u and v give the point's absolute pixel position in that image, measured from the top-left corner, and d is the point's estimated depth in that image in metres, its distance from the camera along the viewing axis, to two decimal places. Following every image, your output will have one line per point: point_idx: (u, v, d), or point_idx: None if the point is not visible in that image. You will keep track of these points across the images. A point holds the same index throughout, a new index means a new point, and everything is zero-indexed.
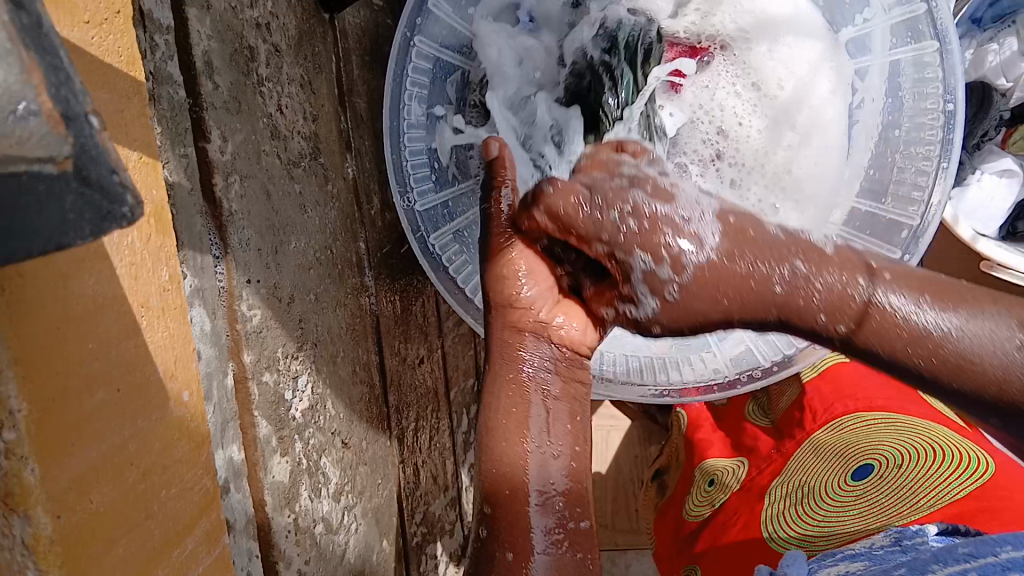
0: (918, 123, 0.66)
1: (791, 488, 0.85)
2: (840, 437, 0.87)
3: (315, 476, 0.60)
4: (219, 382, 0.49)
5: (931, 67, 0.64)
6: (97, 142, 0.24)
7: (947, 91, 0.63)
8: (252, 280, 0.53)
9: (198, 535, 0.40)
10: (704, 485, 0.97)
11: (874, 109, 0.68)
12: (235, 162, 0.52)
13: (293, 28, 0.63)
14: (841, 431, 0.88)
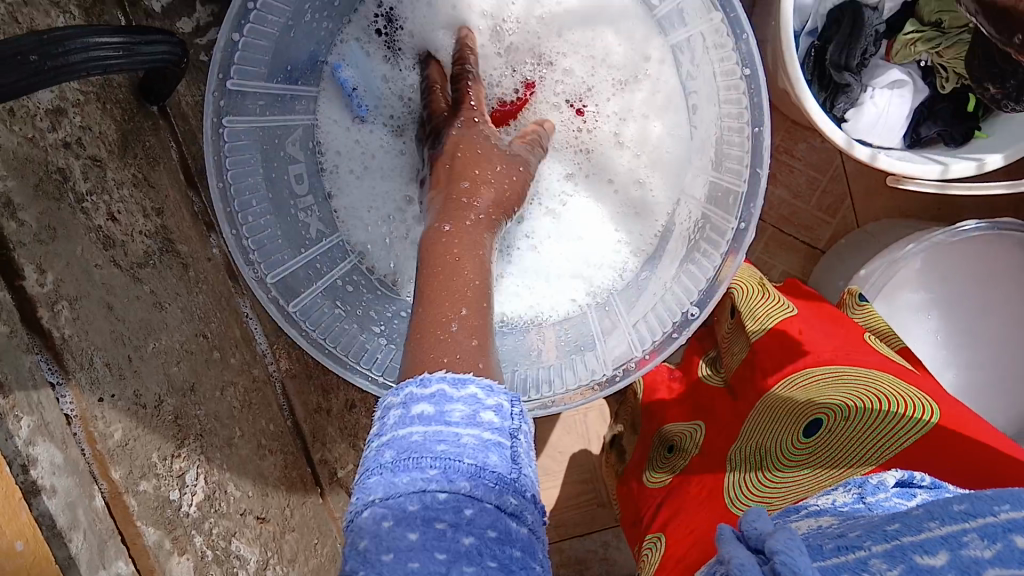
0: (727, 90, 0.65)
1: (747, 455, 0.73)
2: (791, 393, 0.74)
3: (227, 563, 0.61)
4: (86, 507, 0.50)
5: (725, 38, 0.62)
6: None
7: (743, 60, 0.62)
8: (105, 397, 0.53)
9: None
10: (663, 452, 0.84)
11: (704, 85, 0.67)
12: (61, 288, 0.52)
13: (112, 132, 0.63)
14: (789, 389, 0.75)
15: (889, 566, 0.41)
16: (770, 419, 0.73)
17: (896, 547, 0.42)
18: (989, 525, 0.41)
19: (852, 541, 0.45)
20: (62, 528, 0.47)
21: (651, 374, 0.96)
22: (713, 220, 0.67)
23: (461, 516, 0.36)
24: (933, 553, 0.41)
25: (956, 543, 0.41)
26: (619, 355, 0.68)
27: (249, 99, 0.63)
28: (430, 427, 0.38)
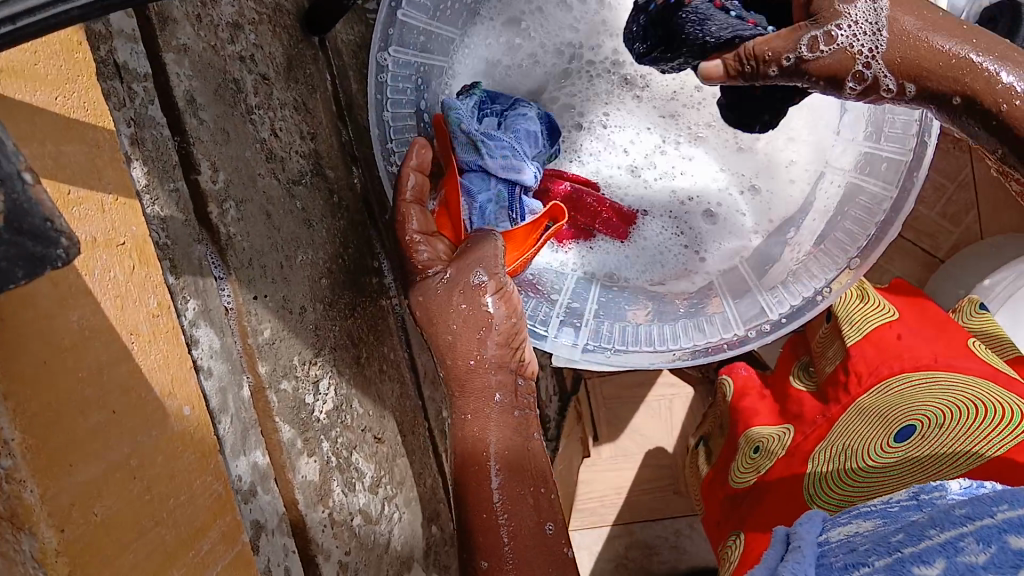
0: None
1: (832, 454, 0.71)
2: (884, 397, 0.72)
3: (347, 472, 0.64)
4: (235, 394, 0.53)
5: None
6: (29, 197, 0.28)
7: None
8: (258, 296, 0.56)
9: (214, 534, 0.43)
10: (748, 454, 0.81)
11: None
12: (230, 189, 0.56)
13: (280, 55, 0.66)
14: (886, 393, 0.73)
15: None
16: (861, 418, 0.71)
17: (899, 560, 0.45)
18: (989, 528, 0.42)
19: (862, 560, 0.49)
20: (214, 408, 0.51)
21: (744, 378, 0.93)
22: (867, 190, 0.68)
23: None
24: (931, 563, 0.43)
25: (954, 551, 0.42)
26: (750, 317, 0.71)
27: (413, 34, 0.66)
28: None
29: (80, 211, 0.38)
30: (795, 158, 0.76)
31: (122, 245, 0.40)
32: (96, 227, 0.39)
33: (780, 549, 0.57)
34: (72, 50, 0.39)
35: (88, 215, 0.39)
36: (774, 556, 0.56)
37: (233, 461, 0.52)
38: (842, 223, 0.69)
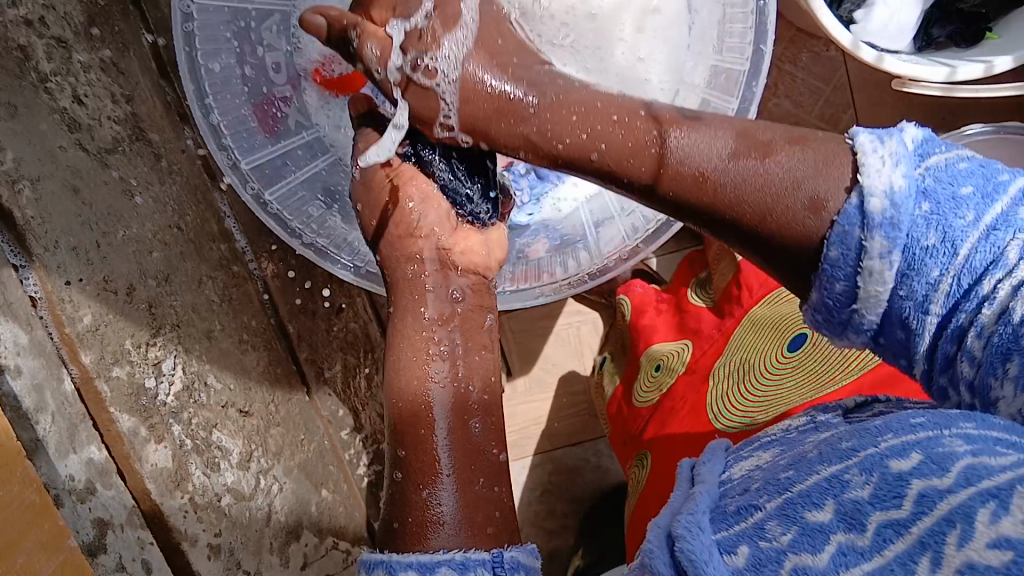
0: None
1: (731, 368, 0.72)
2: (776, 309, 0.73)
3: (208, 452, 0.61)
4: (55, 390, 0.49)
5: None
6: None
7: None
8: (71, 282, 0.52)
9: (33, 539, 0.41)
10: (650, 371, 0.81)
11: None
12: (22, 167, 0.50)
13: (77, 12, 0.60)
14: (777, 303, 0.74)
15: (785, 529, 0.35)
16: (760, 324, 0.73)
17: (790, 501, 0.37)
18: (872, 457, 0.35)
19: (753, 500, 0.39)
20: (27, 410, 0.46)
21: (641, 295, 0.92)
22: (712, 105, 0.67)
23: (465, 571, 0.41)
24: (822, 507, 0.35)
25: (841, 489, 0.35)
26: (609, 248, 0.73)
27: None
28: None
29: None
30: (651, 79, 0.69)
31: None
32: None
33: (681, 489, 0.45)
34: None
35: None
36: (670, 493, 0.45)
37: (62, 462, 0.48)
38: None
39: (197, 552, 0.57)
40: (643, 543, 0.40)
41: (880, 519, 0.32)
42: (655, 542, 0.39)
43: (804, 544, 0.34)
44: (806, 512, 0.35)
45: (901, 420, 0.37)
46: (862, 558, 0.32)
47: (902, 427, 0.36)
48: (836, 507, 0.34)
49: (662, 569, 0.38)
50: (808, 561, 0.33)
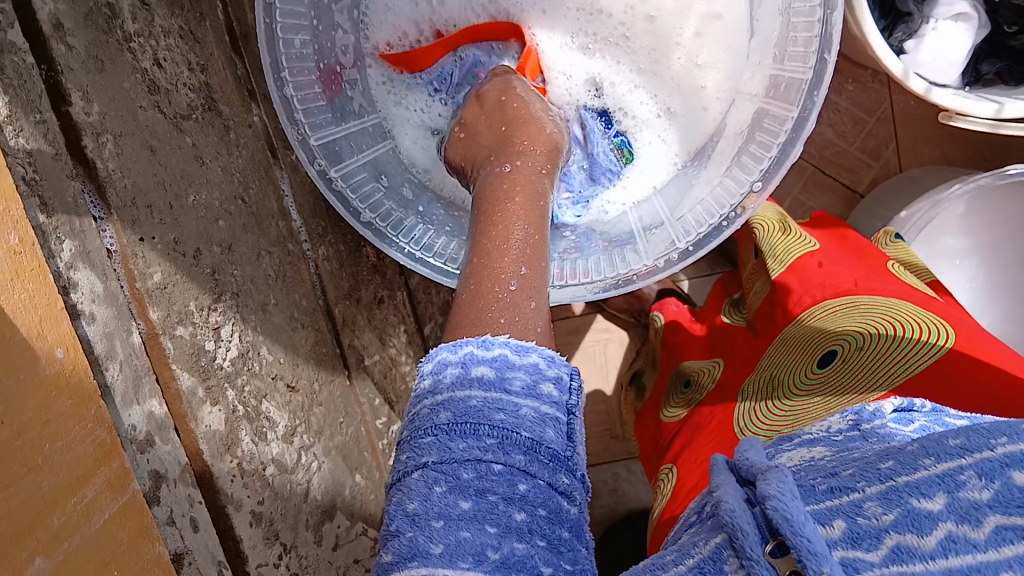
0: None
1: (760, 386, 0.72)
2: (808, 325, 0.71)
3: (257, 421, 0.61)
4: (124, 341, 0.50)
5: None
6: None
7: None
8: (144, 238, 0.53)
9: (100, 480, 0.41)
10: (681, 387, 0.82)
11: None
12: (105, 121, 0.52)
13: None
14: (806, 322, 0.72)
15: (885, 511, 0.39)
16: (790, 345, 0.71)
17: (892, 489, 0.40)
18: (988, 462, 0.39)
19: (846, 483, 0.42)
20: (98, 356, 0.47)
21: (675, 313, 0.94)
22: (771, 113, 0.68)
23: (534, 398, 0.37)
24: (931, 498, 0.39)
25: (953, 485, 0.39)
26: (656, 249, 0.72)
27: None
28: (489, 397, 0.36)
29: None
30: (707, 86, 0.73)
31: None
32: None
33: (728, 458, 0.46)
34: None
35: None
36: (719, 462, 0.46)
37: (126, 411, 0.49)
38: (747, 152, 0.69)
39: (241, 517, 0.58)
40: (720, 503, 0.42)
41: (1000, 521, 0.37)
42: (739, 504, 0.41)
43: (908, 526, 0.38)
44: (910, 503, 0.39)
45: (994, 427, 0.40)
46: (973, 549, 0.37)
47: (1009, 435, 0.39)
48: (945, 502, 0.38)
49: (745, 527, 0.40)
50: (912, 542, 0.38)
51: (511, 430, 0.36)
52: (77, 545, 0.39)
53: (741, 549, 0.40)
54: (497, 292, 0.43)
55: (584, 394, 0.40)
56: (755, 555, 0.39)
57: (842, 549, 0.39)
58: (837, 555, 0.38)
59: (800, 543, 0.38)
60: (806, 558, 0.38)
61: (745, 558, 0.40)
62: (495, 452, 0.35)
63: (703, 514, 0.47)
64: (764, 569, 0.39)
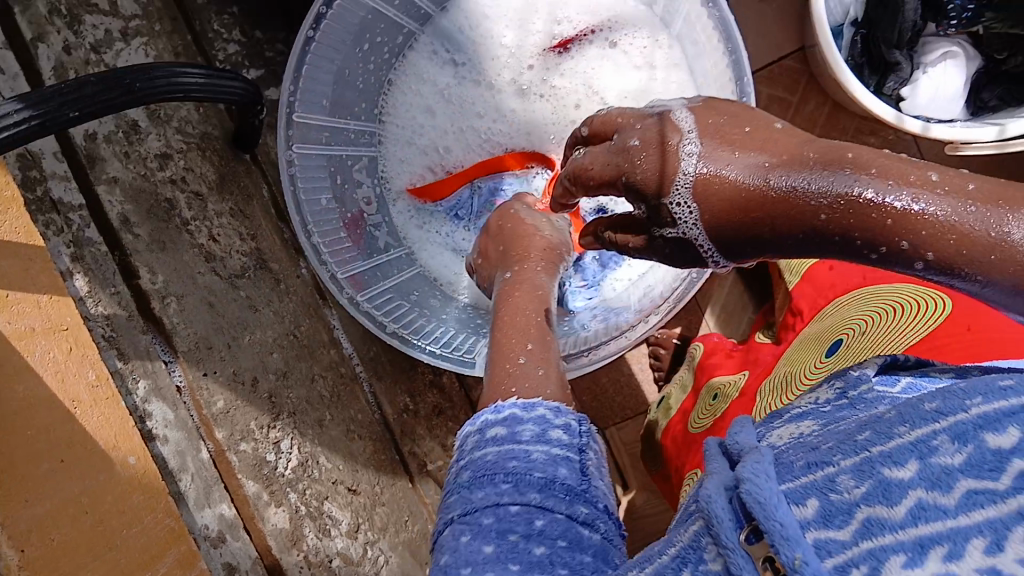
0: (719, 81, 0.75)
1: (776, 382, 0.70)
2: (825, 323, 0.72)
3: (320, 519, 0.71)
4: (194, 456, 0.62)
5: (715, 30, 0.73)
6: None
7: (731, 51, 0.72)
8: (208, 373, 0.66)
9: (169, 559, 0.52)
10: (707, 400, 0.81)
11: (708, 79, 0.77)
12: (169, 287, 0.66)
13: (212, 173, 0.78)
14: (825, 319, 0.74)
15: (859, 483, 0.31)
16: (803, 344, 0.73)
17: (867, 459, 0.32)
18: (964, 423, 0.30)
19: (822, 456, 0.34)
20: (172, 468, 0.59)
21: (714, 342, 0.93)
22: None
23: (543, 445, 0.43)
24: (903, 465, 0.31)
25: (928, 449, 0.31)
26: (643, 312, 0.79)
27: (315, 131, 0.77)
28: (503, 447, 0.43)
29: (19, 308, 0.48)
30: None
31: (67, 329, 0.51)
32: (33, 320, 0.49)
33: (714, 441, 0.40)
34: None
35: (26, 311, 0.49)
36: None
37: (198, 513, 0.60)
38: None
39: None
40: (697, 489, 0.33)
41: (971, 485, 0.29)
42: (712, 488, 0.33)
43: (877, 497, 0.30)
44: (885, 475, 0.31)
45: (978, 381, 0.32)
46: (944, 516, 0.29)
47: (987, 392, 0.31)
48: (909, 467, 0.30)
49: (719, 511, 0.32)
50: (883, 514, 0.30)
51: (528, 486, 0.41)
52: None
53: (716, 538, 0.32)
54: (533, 376, 0.50)
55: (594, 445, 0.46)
56: (729, 542, 0.31)
57: (812, 530, 0.31)
58: (809, 537, 0.30)
59: (774, 528, 0.30)
60: (779, 543, 0.30)
61: (721, 546, 0.32)
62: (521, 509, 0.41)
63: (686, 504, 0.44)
64: (742, 559, 0.31)
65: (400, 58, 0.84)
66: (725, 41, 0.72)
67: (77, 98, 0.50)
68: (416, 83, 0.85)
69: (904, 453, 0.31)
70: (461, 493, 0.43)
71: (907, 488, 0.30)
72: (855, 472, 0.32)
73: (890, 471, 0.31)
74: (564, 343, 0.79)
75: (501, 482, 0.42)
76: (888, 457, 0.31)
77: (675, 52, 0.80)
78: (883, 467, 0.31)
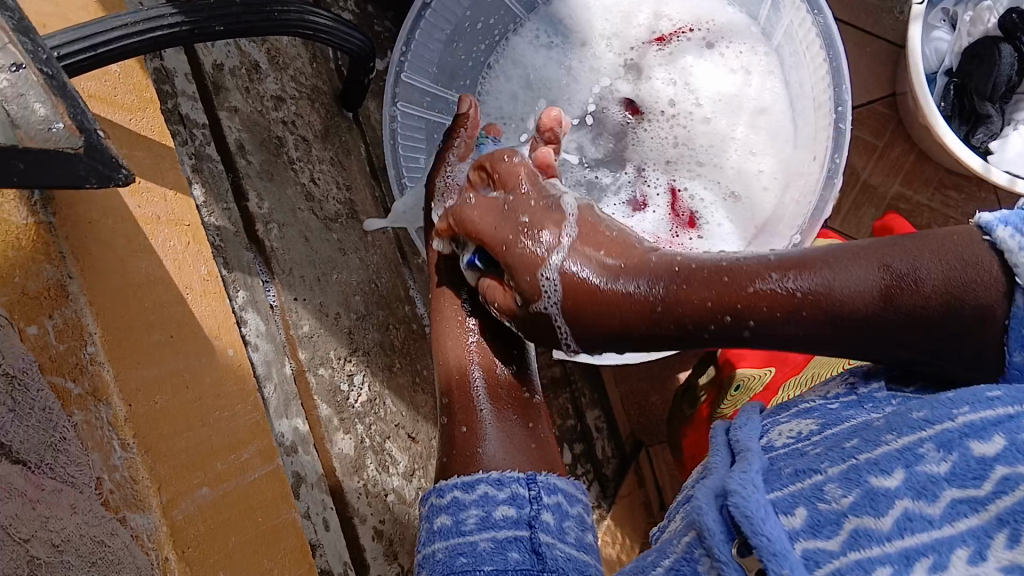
0: (815, 80, 0.79)
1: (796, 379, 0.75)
2: None
3: (381, 454, 0.75)
4: (278, 369, 0.66)
5: (811, 31, 0.76)
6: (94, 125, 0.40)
7: (827, 52, 0.75)
8: (298, 298, 0.70)
9: (252, 449, 0.55)
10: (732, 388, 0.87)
11: (802, 81, 0.81)
12: (272, 214, 0.71)
13: (318, 123, 0.83)
14: None
15: (845, 492, 0.33)
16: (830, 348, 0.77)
17: (853, 467, 0.33)
18: (948, 431, 0.32)
19: (810, 464, 0.35)
20: (258, 375, 0.64)
21: None
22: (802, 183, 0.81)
23: (486, 530, 0.47)
24: (889, 473, 0.32)
25: (911, 458, 0.32)
26: None
27: (418, 93, 0.82)
28: (451, 542, 0.47)
29: (149, 195, 0.53)
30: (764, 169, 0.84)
31: (189, 224, 0.56)
32: (160, 209, 0.54)
33: (721, 456, 0.40)
34: (143, 90, 0.55)
35: (155, 200, 0.53)
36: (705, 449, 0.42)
37: (276, 421, 0.64)
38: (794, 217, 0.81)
39: (365, 529, 0.70)
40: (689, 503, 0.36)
41: (955, 494, 0.30)
42: (706, 499, 0.35)
43: (866, 507, 0.32)
44: (871, 484, 0.32)
45: (958, 395, 0.33)
46: (930, 527, 0.30)
47: (975, 401, 0.33)
48: (897, 476, 0.32)
49: (713, 526, 0.34)
50: (870, 524, 0.31)
51: (493, 497, 0.49)
52: (229, 493, 0.52)
53: (711, 550, 0.34)
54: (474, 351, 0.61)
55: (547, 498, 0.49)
56: (725, 555, 0.33)
57: (801, 540, 0.32)
58: (798, 548, 0.32)
59: (762, 541, 0.32)
60: (769, 561, 0.32)
61: (716, 560, 0.34)
62: (480, 516, 0.48)
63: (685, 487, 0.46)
64: (734, 571, 0.33)
65: (503, 44, 0.87)
66: (827, 48, 0.75)
67: (224, 15, 0.55)
68: (513, 61, 0.87)
69: (898, 460, 0.32)
70: (434, 498, 0.50)
71: (896, 498, 0.31)
72: (841, 482, 0.33)
73: (876, 479, 0.32)
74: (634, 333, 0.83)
75: (468, 489, 0.50)
76: (875, 462, 0.33)
77: (772, 60, 0.83)
78: (873, 476, 0.32)
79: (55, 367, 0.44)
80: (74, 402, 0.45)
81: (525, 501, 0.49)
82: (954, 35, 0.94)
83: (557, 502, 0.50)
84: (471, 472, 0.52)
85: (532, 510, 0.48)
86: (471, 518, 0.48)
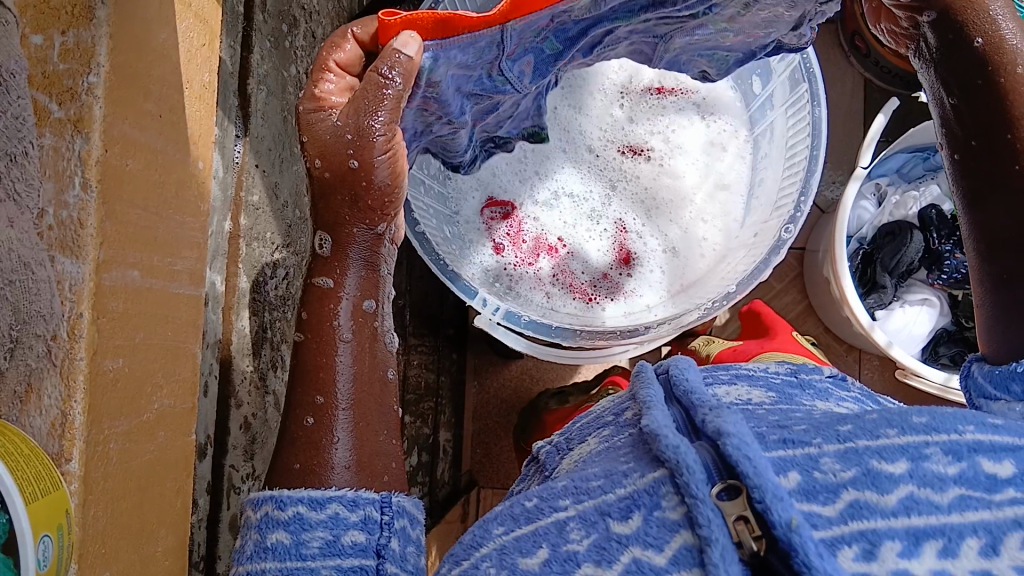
0: (793, 162, 0.88)
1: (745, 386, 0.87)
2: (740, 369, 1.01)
3: (274, 353, 0.72)
4: (220, 220, 0.63)
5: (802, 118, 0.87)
6: None
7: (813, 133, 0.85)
8: (258, 167, 0.69)
9: (187, 264, 0.53)
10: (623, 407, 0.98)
11: (773, 163, 0.91)
12: (266, 78, 0.69)
13: (328, 29, 0.82)
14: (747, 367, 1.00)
15: (844, 467, 0.34)
16: None
17: (852, 449, 0.34)
18: (958, 442, 0.34)
19: (800, 436, 0.36)
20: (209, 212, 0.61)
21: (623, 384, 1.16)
22: (747, 252, 0.88)
23: (331, 560, 0.47)
24: (893, 461, 0.33)
25: (917, 454, 0.34)
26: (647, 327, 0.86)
27: None
28: (286, 564, 0.47)
29: None
30: (708, 238, 0.93)
31: (207, 29, 0.55)
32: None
33: (657, 391, 0.44)
34: None
35: None
36: (652, 394, 0.43)
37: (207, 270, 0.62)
38: (738, 274, 0.86)
39: (236, 414, 0.67)
40: (665, 440, 0.36)
41: (963, 491, 0.32)
42: (682, 440, 0.35)
43: (867, 484, 0.33)
44: (873, 467, 0.33)
45: (960, 414, 0.36)
46: (935, 511, 0.32)
47: (980, 424, 0.35)
48: (906, 468, 0.33)
49: (693, 464, 0.34)
50: (873, 500, 0.32)
51: (343, 519, 0.49)
52: (155, 290, 0.49)
53: (684, 486, 0.34)
54: (364, 353, 0.57)
55: (399, 524, 0.50)
56: (702, 492, 0.33)
57: (796, 500, 0.33)
58: (796, 505, 0.33)
59: (765, 485, 0.33)
60: (770, 501, 0.32)
61: (689, 496, 0.34)
62: (325, 540, 0.48)
63: (618, 420, 0.49)
64: (711, 506, 0.33)
65: None
66: (813, 135, 0.85)
67: None
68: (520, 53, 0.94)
69: (907, 453, 0.34)
70: (272, 509, 0.49)
71: (901, 480, 0.33)
72: (836, 456, 0.34)
73: (880, 463, 0.33)
74: (558, 329, 0.85)
75: (316, 508, 0.49)
76: (878, 448, 0.34)
77: (747, 148, 0.94)
78: (876, 456, 0.34)
79: (45, 83, 0.42)
80: (50, 124, 0.42)
81: (377, 526, 0.49)
82: (877, 212, 1.25)
83: (404, 526, 0.51)
84: (316, 488, 0.51)
85: (381, 537, 0.49)
86: (316, 540, 0.47)
